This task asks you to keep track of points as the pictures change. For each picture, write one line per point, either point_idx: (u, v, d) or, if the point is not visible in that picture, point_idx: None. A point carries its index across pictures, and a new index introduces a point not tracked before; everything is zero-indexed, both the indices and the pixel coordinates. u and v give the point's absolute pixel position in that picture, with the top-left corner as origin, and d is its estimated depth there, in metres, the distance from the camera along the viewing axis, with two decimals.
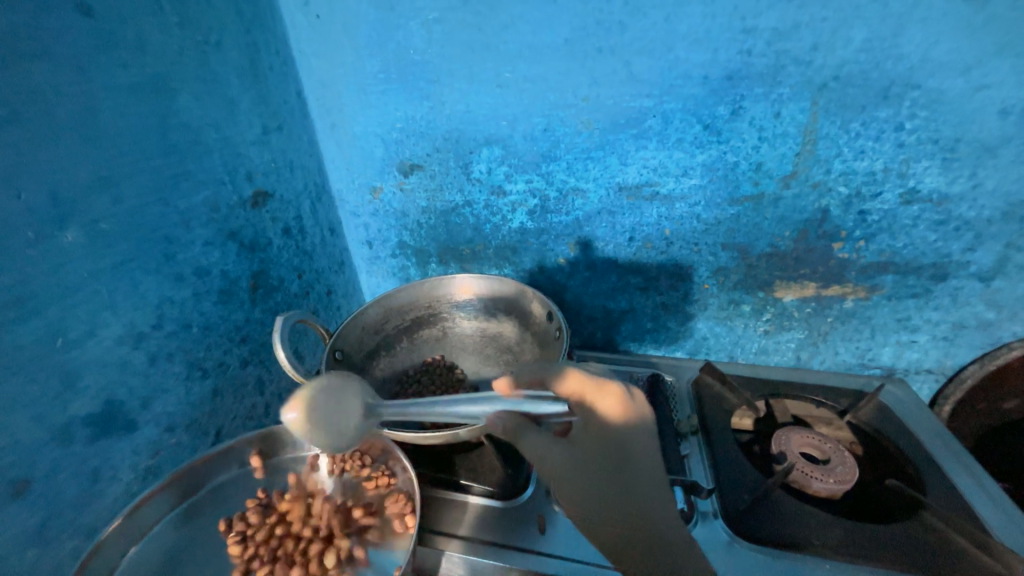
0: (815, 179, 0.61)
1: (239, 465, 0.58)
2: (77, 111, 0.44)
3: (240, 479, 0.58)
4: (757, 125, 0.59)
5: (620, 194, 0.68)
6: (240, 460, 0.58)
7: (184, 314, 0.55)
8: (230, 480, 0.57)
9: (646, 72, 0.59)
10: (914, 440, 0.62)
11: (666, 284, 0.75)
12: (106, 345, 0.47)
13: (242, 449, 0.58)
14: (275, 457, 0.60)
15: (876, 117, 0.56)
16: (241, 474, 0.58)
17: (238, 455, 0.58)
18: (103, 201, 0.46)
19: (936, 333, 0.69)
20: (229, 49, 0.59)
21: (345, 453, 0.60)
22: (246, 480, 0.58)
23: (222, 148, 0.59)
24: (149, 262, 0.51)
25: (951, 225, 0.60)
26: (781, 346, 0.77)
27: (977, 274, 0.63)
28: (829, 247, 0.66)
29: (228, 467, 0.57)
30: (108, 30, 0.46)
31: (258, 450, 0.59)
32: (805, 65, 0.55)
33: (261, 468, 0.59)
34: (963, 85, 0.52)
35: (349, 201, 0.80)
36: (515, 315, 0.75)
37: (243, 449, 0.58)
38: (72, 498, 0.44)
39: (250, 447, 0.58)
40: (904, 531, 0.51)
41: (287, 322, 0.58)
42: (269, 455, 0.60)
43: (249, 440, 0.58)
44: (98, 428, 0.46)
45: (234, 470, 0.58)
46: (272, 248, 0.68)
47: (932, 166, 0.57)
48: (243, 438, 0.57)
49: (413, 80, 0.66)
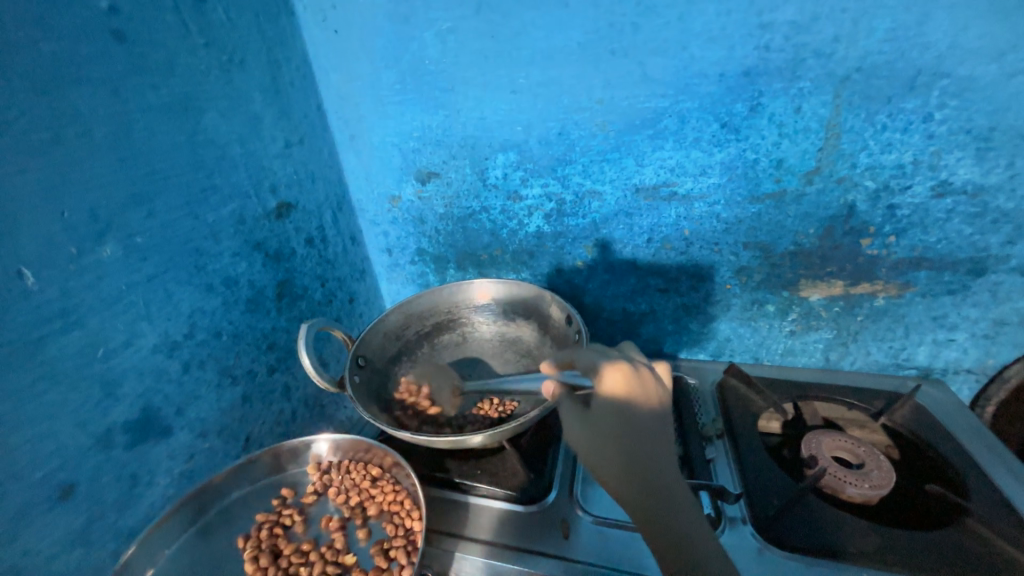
0: (840, 174, 0.59)
1: (249, 482, 0.58)
2: (114, 132, 0.46)
3: (251, 496, 0.58)
4: (777, 121, 0.58)
5: (637, 195, 0.68)
6: (250, 477, 0.58)
7: (214, 323, 0.57)
8: (241, 498, 0.57)
9: (660, 71, 0.59)
10: (954, 442, 0.59)
11: (686, 285, 0.74)
12: (143, 354, 0.49)
13: (247, 468, 0.58)
14: (285, 470, 0.61)
15: (904, 108, 0.54)
16: (253, 490, 0.59)
17: (245, 474, 0.58)
18: (138, 217, 0.48)
19: (976, 331, 0.66)
20: (252, 67, 0.62)
21: (348, 463, 0.61)
22: (259, 496, 0.59)
23: (248, 163, 0.61)
24: (181, 273, 0.53)
25: (988, 217, 0.58)
26: (809, 346, 0.75)
27: (1019, 268, 0.60)
28: (857, 244, 0.64)
29: (238, 485, 0.58)
30: (141, 53, 0.48)
31: (266, 465, 0.60)
32: (826, 58, 0.53)
33: (271, 483, 0.60)
34: (997, 71, 0.50)
35: (369, 210, 0.81)
36: (534, 318, 0.75)
37: (252, 467, 0.58)
38: (112, 501, 0.46)
39: (260, 463, 0.59)
40: (946, 537, 0.49)
41: (311, 330, 0.60)
42: (278, 469, 0.61)
43: (256, 457, 0.58)
44: (135, 434, 0.48)
45: (244, 488, 0.58)
46: (296, 257, 0.70)
47: (966, 157, 0.55)
48: (249, 457, 0.57)
49: (428, 89, 0.67)
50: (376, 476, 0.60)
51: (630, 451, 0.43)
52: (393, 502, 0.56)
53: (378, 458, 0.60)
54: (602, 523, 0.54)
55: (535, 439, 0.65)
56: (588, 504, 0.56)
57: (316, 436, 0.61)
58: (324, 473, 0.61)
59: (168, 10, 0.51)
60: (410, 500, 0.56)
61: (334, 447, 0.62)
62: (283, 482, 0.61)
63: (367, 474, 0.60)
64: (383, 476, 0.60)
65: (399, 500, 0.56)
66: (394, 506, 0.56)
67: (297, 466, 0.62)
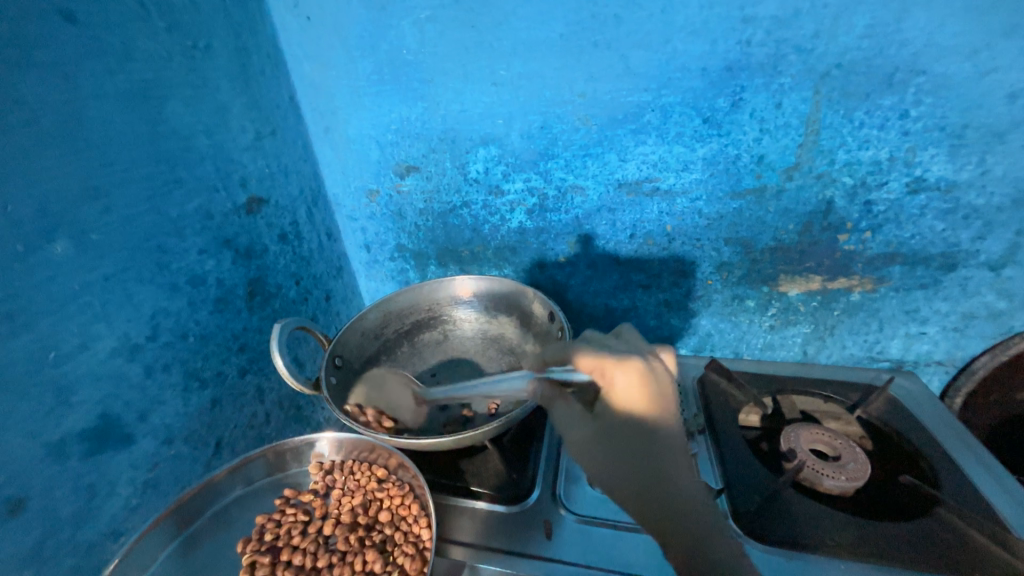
0: (819, 170, 0.60)
1: (246, 483, 0.57)
2: (64, 120, 0.43)
3: (247, 498, 0.57)
4: (758, 117, 0.58)
5: (620, 190, 0.67)
6: (246, 478, 0.57)
7: (179, 324, 0.54)
8: (237, 500, 0.56)
9: (643, 65, 0.58)
10: (924, 432, 0.60)
11: (668, 281, 0.74)
12: (100, 358, 0.46)
13: (246, 467, 0.56)
14: (285, 471, 0.60)
15: (881, 104, 0.54)
16: (248, 492, 0.57)
17: (243, 474, 0.56)
18: (92, 212, 0.45)
19: (946, 324, 0.67)
20: (218, 53, 0.58)
21: (352, 464, 0.59)
22: (253, 499, 0.57)
23: (214, 155, 0.58)
24: (142, 272, 0.50)
25: (960, 213, 0.59)
26: (787, 341, 0.76)
27: (987, 263, 0.62)
28: (835, 239, 0.64)
29: (234, 486, 0.56)
30: (93, 36, 0.45)
31: (265, 465, 0.58)
32: (807, 53, 0.53)
33: (269, 484, 0.59)
34: (971, 70, 0.51)
35: (346, 205, 0.79)
36: (516, 315, 0.75)
37: (250, 467, 0.57)
38: (68, 513, 0.43)
39: (258, 464, 0.57)
40: (920, 526, 0.50)
41: (284, 329, 0.57)
42: (276, 469, 0.59)
43: (255, 457, 0.57)
44: (93, 443, 0.45)
45: (240, 489, 0.56)
46: (268, 254, 0.67)
47: (939, 154, 0.56)
48: (249, 456, 0.56)
49: (407, 80, 0.65)
50: (381, 477, 0.58)
51: (641, 454, 0.43)
52: (400, 505, 0.55)
53: (383, 459, 0.59)
54: (586, 522, 0.53)
55: (517, 437, 0.65)
56: (571, 502, 0.56)
57: (317, 436, 0.60)
58: (326, 473, 0.59)
59: None
60: (418, 504, 0.54)
61: (336, 446, 0.60)
62: (281, 483, 0.59)
63: (372, 476, 0.58)
64: (388, 477, 0.58)
65: (407, 503, 0.54)
66: (402, 510, 0.54)
67: (297, 466, 0.61)
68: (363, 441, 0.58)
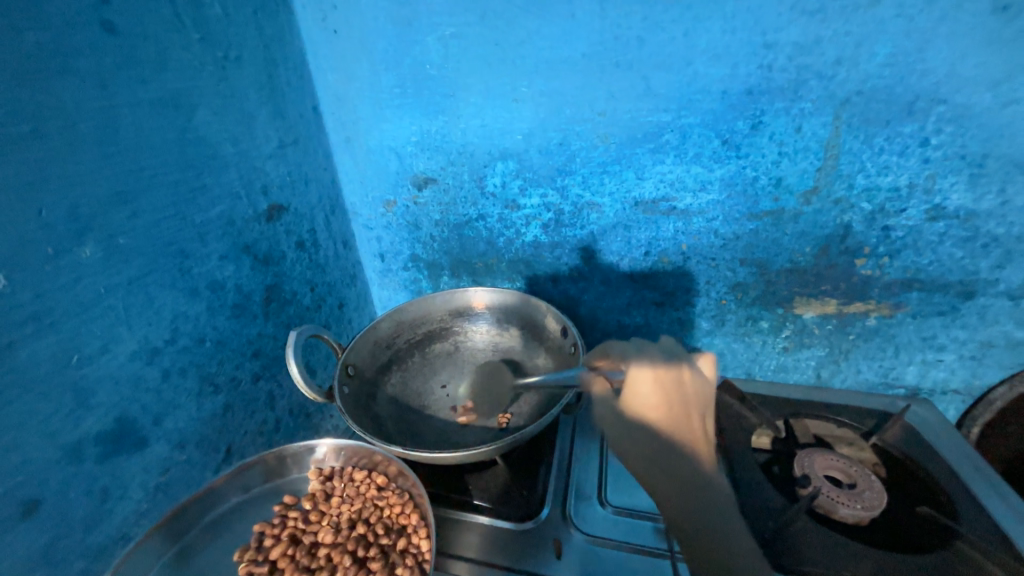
0: (837, 194, 0.60)
1: (243, 491, 0.57)
2: (99, 127, 0.44)
3: (244, 506, 0.56)
4: (777, 140, 0.58)
5: (636, 208, 0.67)
6: (244, 485, 0.56)
7: (197, 329, 0.54)
8: (233, 507, 0.55)
9: (664, 86, 0.59)
10: (941, 463, 0.59)
11: (681, 299, 0.74)
12: (119, 361, 0.46)
13: (245, 473, 0.56)
14: (283, 478, 0.60)
15: (901, 131, 0.55)
16: (246, 499, 0.57)
17: (240, 481, 0.56)
18: (120, 216, 0.46)
19: (964, 353, 0.67)
20: (248, 64, 0.60)
21: (351, 470, 0.59)
22: (249, 506, 0.56)
23: (239, 163, 0.59)
24: (164, 276, 0.50)
25: (979, 241, 0.59)
26: (801, 363, 0.75)
27: (1006, 292, 0.61)
28: (852, 263, 0.64)
29: (232, 494, 0.56)
30: (131, 45, 0.46)
31: (262, 472, 0.58)
32: (828, 79, 0.54)
33: (266, 492, 0.58)
34: (992, 100, 0.51)
35: (363, 214, 0.79)
36: (528, 329, 0.75)
37: (249, 473, 0.57)
38: (80, 517, 0.43)
39: (256, 470, 0.57)
40: (940, 560, 0.49)
41: (300, 337, 0.58)
42: (274, 476, 0.59)
43: (253, 463, 0.57)
44: (108, 446, 0.45)
45: (237, 497, 0.56)
46: (286, 261, 0.67)
47: (959, 182, 0.56)
48: (247, 463, 0.56)
49: (429, 94, 0.66)
50: (381, 485, 0.57)
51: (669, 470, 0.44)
52: (400, 514, 0.54)
53: (383, 466, 0.58)
54: (595, 542, 0.53)
55: (526, 453, 0.64)
56: (581, 521, 0.55)
57: (316, 441, 0.60)
58: (325, 480, 0.58)
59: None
60: (418, 514, 0.53)
61: (335, 452, 0.60)
62: (279, 489, 0.59)
63: (371, 483, 0.57)
64: (388, 485, 0.58)
65: (407, 512, 0.54)
66: (403, 519, 0.54)
67: (296, 473, 0.61)
68: (363, 447, 0.59)
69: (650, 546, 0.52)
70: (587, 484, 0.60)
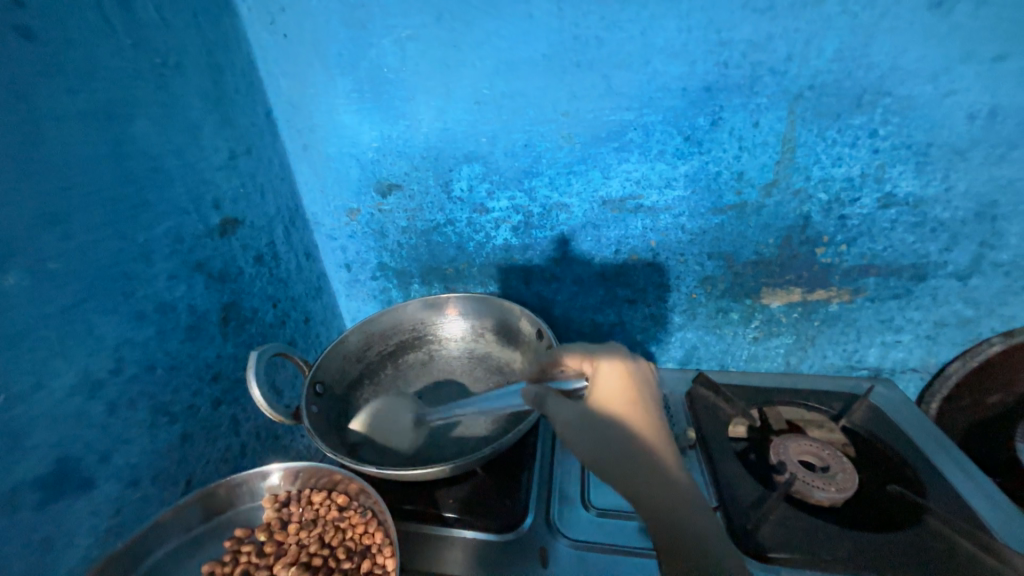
0: (796, 186, 0.61)
1: (184, 531, 0.51)
2: (19, 143, 0.40)
3: (184, 549, 0.51)
4: (737, 135, 0.59)
5: (604, 207, 0.67)
6: (185, 525, 0.51)
7: (146, 355, 0.50)
8: (172, 552, 0.50)
9: (625, 85, 0.59)
10: (906, 440, 0.61)
11: (653, 295, 0.74)
12: (57, 397, 0.42)
13: (188, 511, 0.51)
14: (229, 513, 0.55)
15: (851, 124, 0.57)
16: (187, 541, 0.51)
17: (182, 521, 0.51)
18: (49, 240, 0.42)
19: (919, 332, 0.70)
20: (190, 71, 0.56)
21: (309, 494, 0.57)
22: (196, 548, 0.52)
23: (186, 176, 0.56)
24: (106, 302, 0.46)
25: (928, 226, 0.61)
26: (771, 352, 0.77)
27: (954, 273, 0.64)
28: (813, 253, 0.66)
29: (171, 535, 0.50)
30: (54, 53, 0.42)
31: (205, 508, 0.53)
32: (781, 75, 0.55)
33: (212, 529, 0.53)
34: (933, 91, 0.54)
35: (326, 224, 0.77)
36: (503, 333, 0.74)
37: (188, 512, 0.51)
38: (18, 572, 0.39)
39: (197, 507, 0.52)
40: (912, 536, 0.50)
41: (262, 357, 0.55)
42: (220, 510, 0.55)
43: (195, 500, 0.51)
44: (48, 491, 0.41)
45: (178, 539, 0.51)
46: (244, 277, 0.64)
47: (907, 170, 0.58)
48: (188, 500, 0.51)
49: (388, 98, 0.64)
50: (342, 506, 0.55)
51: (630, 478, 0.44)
52: (363, 533, 0.52)
53: (342, 485, 0.56)
54: (580, 547, 0.52)
55: (506, 459, 0.63)
56: (566, 527, 0.54)
57: (269, 468, 0.56)
58: (282, 507, 0.56)
59: (86, 4, 0.45)
60: (381, 532, 0.51)
61: (289, 477, 0.56)
62: (227, 523, 0.55)
63: (331, 504, 0.56)
64: (349, 505, 0.56)
65: (370, 531, 0.52)
66: (366, 539, 0.52)
67: (248, 502, 0.56)
68: (316, 468, 0.56)
69: (634, 546, 0.52)
70: (569, 487, 0.59)
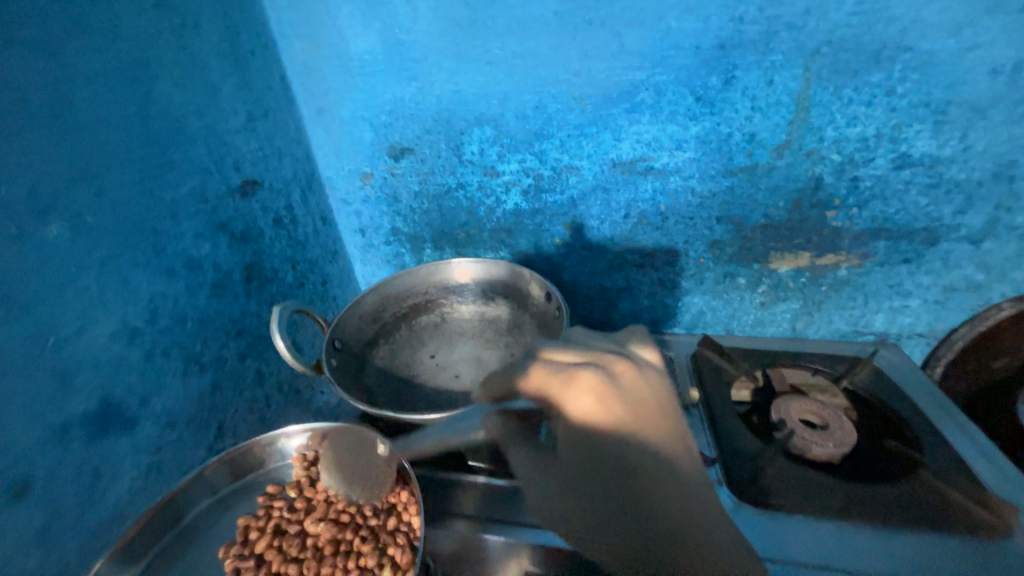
0: (808, 147, 0.61)
1: (212, 492, 0.53)
2: (53, 100, 0.42)
3: (214, 508, 0.53)
4: (750, 95, 0.59)
5: (615, 170, 0.68)
6: (212, 487, 0.53)
7: (177, 308, 0.54)
8: (204, 510, 0.52)
9: (638, 43, 0.58)
10: (908, 402, 0.63)
11: (662, 260, 0.75)
12: (100, 342, 0.46)
13: (214, 473, 0.53)
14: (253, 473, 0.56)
15: (869, 81, 0.56)
16: (216, 501, 0.53)
17: (208, 482, 0.53)
18: (84, 194, 0.44)
19: (928, 297, 0.70)
20: (207, 32, 0.57)
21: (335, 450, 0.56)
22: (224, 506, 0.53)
23: (206, 137, 0.58)
24: (138, 256, 0.49)
25: (943, 187, 0.61)
26: (777, 317, 0.78)
27: (967, 237, 0.64)
28: (823, 216, 0.66)
29: (201, 496, 0.52)
30: (80, 11, 0.44)
31: (230, 470, 0.54)
32: (797, 30, 0.54)
33: (238, 488, 0.55)
34: (955, 46, 0.52)
35: (340, 188, 0.78)
36: (514, 298, 0.76)
37: (214, 474, 0.53)
38: (74, 497, 0.44)
39: (222, 469, 0.54)
40: (905, 488, 0.52)
41: (284, 312, 0.58)
42: (246, 471, 0.56)
43: (220, 463, 0.53)
44: (96, 427, 0.45)
45: (207, 499, 0.53)
46: (264, 238, 0.66)
47: (924, 130, 0.57)
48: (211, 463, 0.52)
49: (401, 60, 0.65)
50: None
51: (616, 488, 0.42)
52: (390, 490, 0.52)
53: (369, 442, 0.55)
54: None
55: None
56: None
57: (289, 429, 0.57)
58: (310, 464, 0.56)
59: None
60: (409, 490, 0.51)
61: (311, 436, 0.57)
62: (253, 483, 0.56)
63: None
64: None
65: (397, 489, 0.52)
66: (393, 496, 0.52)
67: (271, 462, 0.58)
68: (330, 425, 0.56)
69: None
70: None
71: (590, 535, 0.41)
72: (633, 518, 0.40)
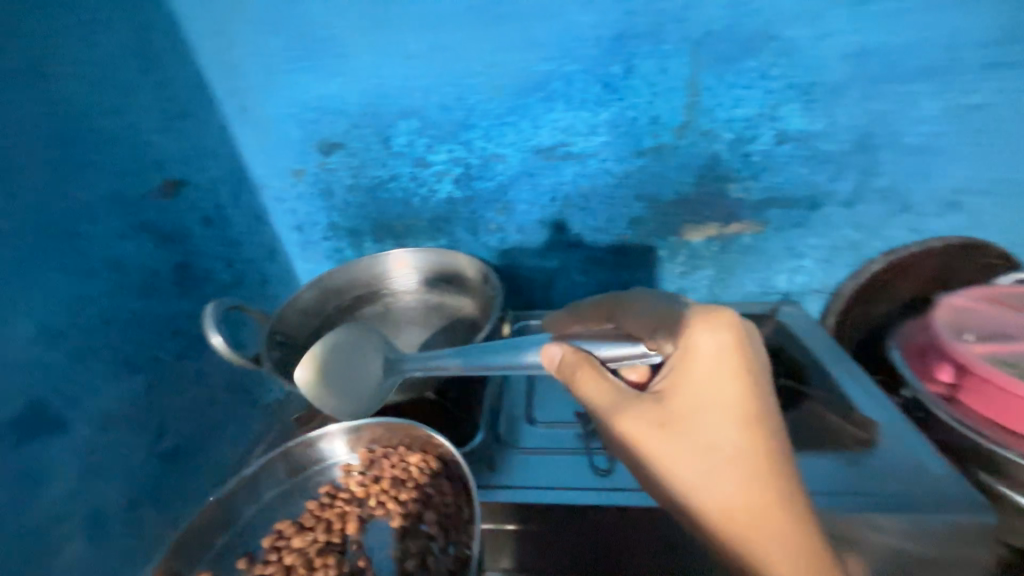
0: (704, 127, 0.68)
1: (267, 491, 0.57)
2: None
3: (263, 506, 0.57)
4: (649, 81, 0.65)
5: (537, 155, 0.72)
6: (260, 490, 0.56)
7: (102, 309, 0.53)
8: (255, 511, 0.56)
9: (544, 36, 0.63)
10: (803, 348, 0.72)
11: (590, 238, 0.81)
12: (18, 345, 0.45)
13: (263, 476, 0.56)
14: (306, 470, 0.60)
15: (746, 66, 0.63)
16: (263, 502, 0.57)
17: (261, 484, 0.56)
18: None
19: (819, 257, 0.79)
20: (114, 31, 0.57)
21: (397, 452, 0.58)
22: (276, 503, 0.57)
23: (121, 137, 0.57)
24: (53, 257, 0.49)
25: (818, 158, 0.69)
26: (697, 285, 0.85)
27: (843, 201, 0.73)
28: (724, 189, 0.74)
29: (250, 500, 0.56)
30: None
31: (284, 470, 0.57)
32: (680, 22, 0.61)
33: (289, 487, 0.58)
34: (811, 33, 0.61)
35: (273, 186, 0.77)
36: (454, 283, 0.79)
37: (266, 477, 0.56)
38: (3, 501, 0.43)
39: (273, 472, 0.56)
40: (793, 417, 0.61)
41: (216, 308, 0.59)
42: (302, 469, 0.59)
43: (266, 467, 0.56)
44: (21, 429, 0.45)
45: (256, 500, 0.56)
46: (194, 238, 0.67)
47: (796, 108, 0.66)
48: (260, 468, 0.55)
49: (321, 55, 0.66)
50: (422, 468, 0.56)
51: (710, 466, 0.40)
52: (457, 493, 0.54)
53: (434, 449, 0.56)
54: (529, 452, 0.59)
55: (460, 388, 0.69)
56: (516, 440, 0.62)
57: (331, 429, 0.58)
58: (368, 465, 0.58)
59: None
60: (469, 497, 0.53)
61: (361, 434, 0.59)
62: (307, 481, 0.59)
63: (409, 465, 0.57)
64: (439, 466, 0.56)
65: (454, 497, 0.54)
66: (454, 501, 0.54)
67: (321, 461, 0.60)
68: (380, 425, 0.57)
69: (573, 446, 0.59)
70: (515, 408, 0.67)
71: (682, 487, 0.41)
72: (746, 508, 0.38)
